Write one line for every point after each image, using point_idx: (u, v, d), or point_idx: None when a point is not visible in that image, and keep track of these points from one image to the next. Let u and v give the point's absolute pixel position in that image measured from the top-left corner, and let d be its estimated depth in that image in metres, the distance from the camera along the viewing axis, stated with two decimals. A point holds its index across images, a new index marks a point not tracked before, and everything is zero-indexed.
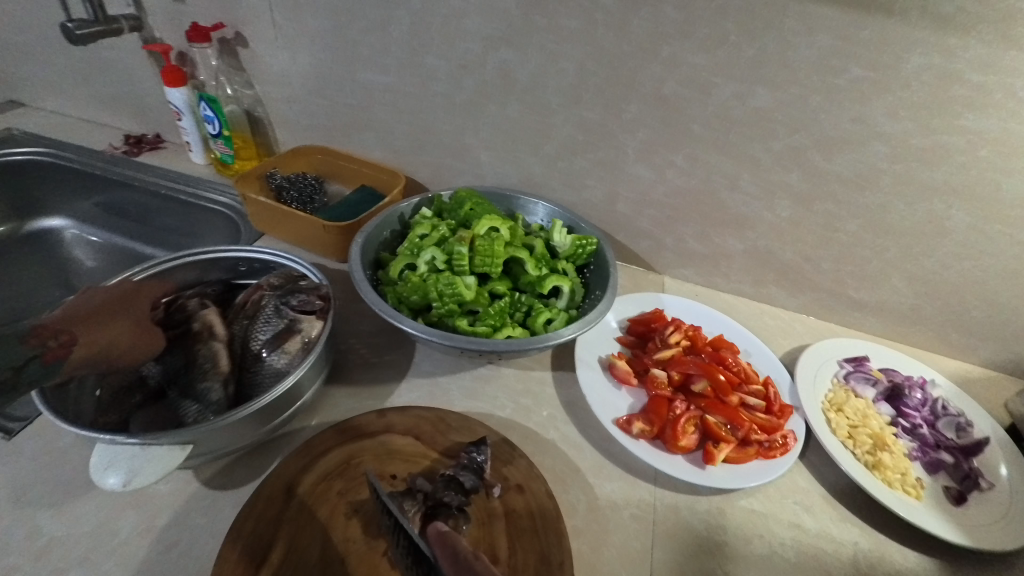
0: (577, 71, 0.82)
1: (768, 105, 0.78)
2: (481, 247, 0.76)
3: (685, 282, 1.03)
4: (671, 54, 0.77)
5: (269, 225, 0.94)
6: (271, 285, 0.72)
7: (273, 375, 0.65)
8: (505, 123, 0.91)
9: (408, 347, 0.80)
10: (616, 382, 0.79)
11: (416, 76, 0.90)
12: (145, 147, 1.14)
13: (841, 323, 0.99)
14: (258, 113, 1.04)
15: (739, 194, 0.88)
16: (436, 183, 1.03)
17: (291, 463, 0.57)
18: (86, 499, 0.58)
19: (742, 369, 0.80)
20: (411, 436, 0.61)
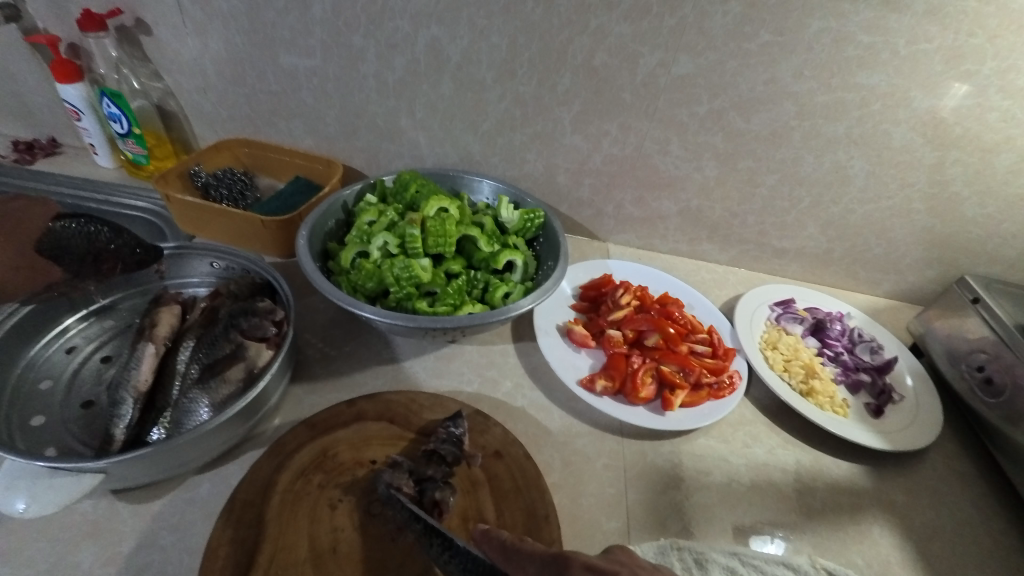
0: (508, 46, 0.82)
1: (691, 71, 0.82)
2: (434, 227, 0.76)
3: (627, 246, 1.08)
4: (599, 25, 0.79)
5: (199, 225, 0.89)
6: (231, 294, 0.69)
7: (211, 406, 0.60)
8: (440, 103, 0.90)
9: (366, 335, 0.79)
10: (575, 345, 0.83)
11: (342, 59, 0.87)
12: (39, 153, 1.02)
13: (767, 270, 1.09)
14: (170, 107, 0.97)
15: (670, 158, 0.93)
16: (373, 169, 1.00)
17: (264, 465, 0.56)
18: (34, 537, 0.53)
19: (688, 320, 0.86)
20: (385, 420, 0.61)
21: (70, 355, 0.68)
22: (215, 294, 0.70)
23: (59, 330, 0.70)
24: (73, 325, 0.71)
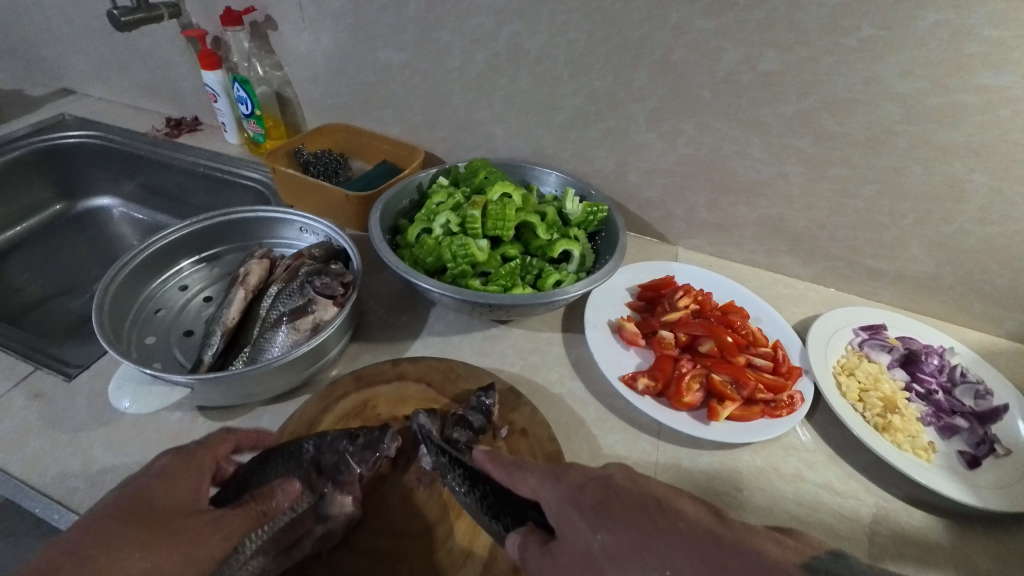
0: (586, 41, 0.84)
1: (777, 68, 0.78)
2: (493, 211, 0.79)
3: (697, 252, 1.03)
4: (679, 20, 0.78)
5: (297, 197, 1.00)
6: (312, 256, 0.77)
7: (280, 349, 0.68)
8: (517, 96, 0.93)
9: (423, 308, 0.84)
10: (624, 343, 0.81)
11: (431, 52, 0.93)
12: (184, 130, 1.21)
13: (857, 292, 0.98)
14: (286, 94, 1.10)
15: (749, 161, 0.88)
16: (451, 158, 1.06)
17: (312, 405, 0.62)
18: (132, 435, 0.63)
19: (750, 331, 0.81)
20: (423, 383, 0.65)
21: (182, 293, 0.80)
22: (300, 255, 0.77)
23: (175, 270, 0.80)
24: (187, 266, 0.82)
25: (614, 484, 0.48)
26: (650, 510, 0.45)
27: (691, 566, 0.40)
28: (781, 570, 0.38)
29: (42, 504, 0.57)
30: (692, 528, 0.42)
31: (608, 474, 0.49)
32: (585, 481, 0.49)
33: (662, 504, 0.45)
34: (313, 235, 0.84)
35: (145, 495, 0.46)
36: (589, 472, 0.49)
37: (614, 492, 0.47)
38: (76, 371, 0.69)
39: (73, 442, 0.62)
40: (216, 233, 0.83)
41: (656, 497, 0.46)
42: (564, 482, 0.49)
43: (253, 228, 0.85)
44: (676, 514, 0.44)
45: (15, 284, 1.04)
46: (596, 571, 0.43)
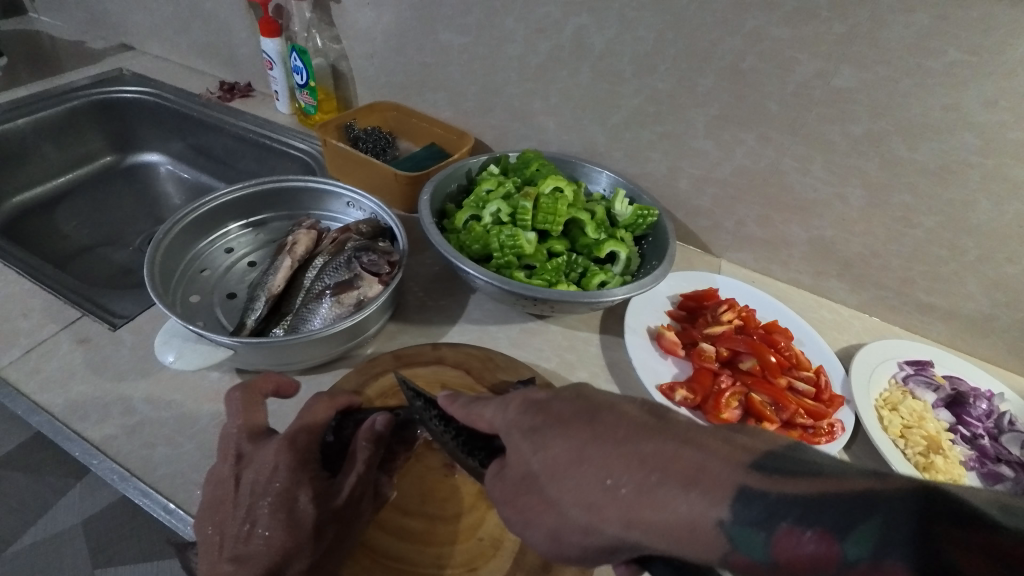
0: (655, 40, 0.82)
1: (853, 85, 0.75)
2: (545, 204, 0.77)
3: (741, 267, 1.01)
4: (755, 27, 0.75)
5: (344, 172, 1.00)
6: (359, 232, 0.77)
7: (322, 321, 0.67)
8: (575, 90, 0.92)
9: (461, 294, 0.83)
10: (661, 351, 0.79)
11: (493, 38, 0.92)
12: (237, 95, 1.21)
13: (903, 325, 0.95)
14: (341, 68, 1.10)
15: (809, 179, 0.86)
16: (499, 147, 1.05)
17: (351, 378, 0.61)
18: (172, 389, 0.64)
19: (794, 353, 0.78)
20: (461, 369, 0.64)
21: (227, 256, 0.80)
22: (347, 230, 0.77)
23: (223, 232, 0.81)
24: (234, 229, 0.82)
25: (558, 403, 0.46)
26: (590, 416, 0.43)
27: (622, 466, 0.38)
28: (711, 460, 0.35)
29: (82, 448, 0.57)
30: (626, 427, 0.40)
31: (557, 396, 0.46)
32: (530, 407, 0.47)
33: (605, 409, 0.43)
34: (359, 211, 0.84)
35: (293, 501, 0.48)
36: (535, 397, 0.48)
37: (556, 408, 0.45)
38: (120, 321, 0.70)
39: (115, 389, 0.63)
40: (265, 200, 0.83)
41: (602, 403, 0.44)
42: (510, 412, 0.48)
43: (301, 198, 0.85)
44: (611, 414, 0.42)
45: (64, 231, 1.07)
46: (536, 484, 0.44)
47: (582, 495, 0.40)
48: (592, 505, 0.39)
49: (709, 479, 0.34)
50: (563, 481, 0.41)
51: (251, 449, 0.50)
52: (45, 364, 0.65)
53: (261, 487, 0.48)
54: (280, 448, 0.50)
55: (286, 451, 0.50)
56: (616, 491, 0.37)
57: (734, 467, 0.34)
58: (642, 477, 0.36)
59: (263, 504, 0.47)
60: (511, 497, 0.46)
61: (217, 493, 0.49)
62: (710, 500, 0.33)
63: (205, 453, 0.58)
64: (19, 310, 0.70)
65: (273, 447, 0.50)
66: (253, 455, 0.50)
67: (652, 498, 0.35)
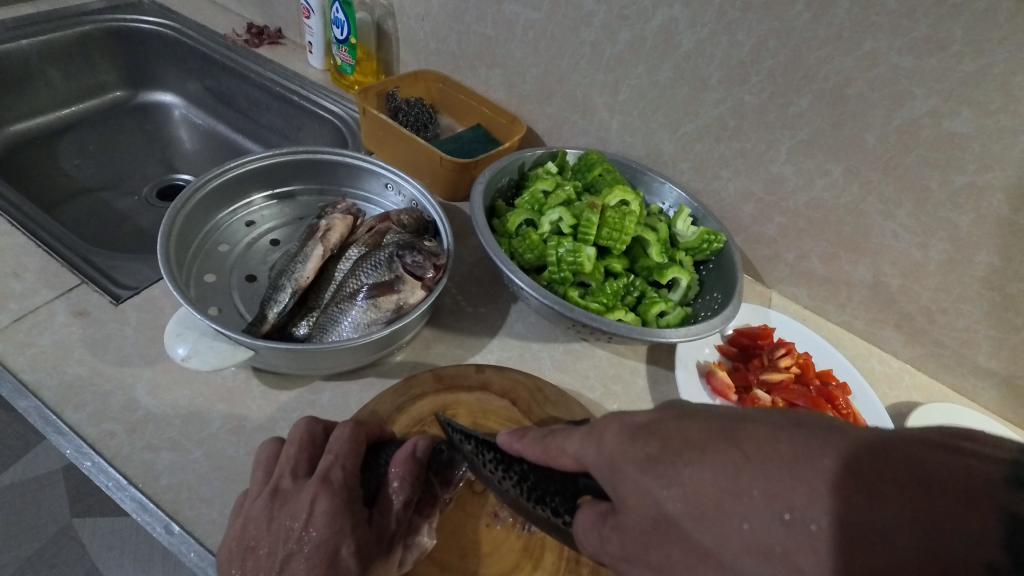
0: (754, 47, 0.73)
1: (967, 131, 0.67)
2: (612, 219, 0.70)
3: (792, 301, 0.95)
4: (873, 49, 0.67)
5: (382, 145, 0.90)
6: (400, 223, 0.68)
7: (354, 326, 0.60)
8: (650, 90, 0.83)
9: (503, 302, 0.76)
10: (711, 392, 0.73)
11: (566, 18, 0.83)
12: (266, 41, 1.09)
13: (955, 389, 0.89)
14: (387, 27, 0.99)
15: (890, 224, 0.79)
16: (552, 138, 0.96)
17: (387, 400, 0.55)
18: (182, 383, 0.57)
19: (852, 412, 0.72)
20: (508, 400, 0.58)
21: (248, 230, 0.72)
22: (387, 218, 0.69)
23: (246, 202, 0.72)
24: (258, 199, 0.73)
25: (671, 424, 0.38)
26: (728, 436, 0.35)
27: (805, 496, 0.30)
28: (939, 471, 0.28)
29: (74, 445, 0.50)
30: (791, 443, 0.33)
31: (659, 418, 0.39)
32: (632, 432, 0.39)
33: (745, 420, 0.35)
34: (398, 195, 0.75)
35: (334, 552, 0.42)
36: (635, 421, 0.40)
37: (674, 427, 0.37)
38: (125, 295, 0.62)
39: (117, 375, 0.56)
40: (296, 170, 0.74)
41: (740, 414, 0.36)
42: (606, 440, 0.40)
43: (335, 173, 0.76)
44: (756, 427, 0.34)
45: (64, 169, 0.98)
46: (675, 530, 0.35)
47: (754, 538, 0.31)
48: (772, 554, 0.31)
49: (949, 510, 0.27)
50: (717, 522, 0.33)
51: (288, 486, 0.45)
52: (37, 336, 0.57)
53: (295, 539, 0.42)
54: (317, 487, 0.44)
55: (323, 492, 0.44)
56: (806, 528, 0.30)
57: (980, 482, 0.27)
58: (844, 510, 0.29)
59: (300, 558, 0.41)
60: (636, 551, 0.38)
61: (248, 536, 0.43)
62: (964, 540, 0.26)
63: (215, 464, 0.52)
64: (12, 268, 0.62)
65: (310, 491, 0.44)
66: (289, 494, 0.44)
67: (869, 530, 0.28)
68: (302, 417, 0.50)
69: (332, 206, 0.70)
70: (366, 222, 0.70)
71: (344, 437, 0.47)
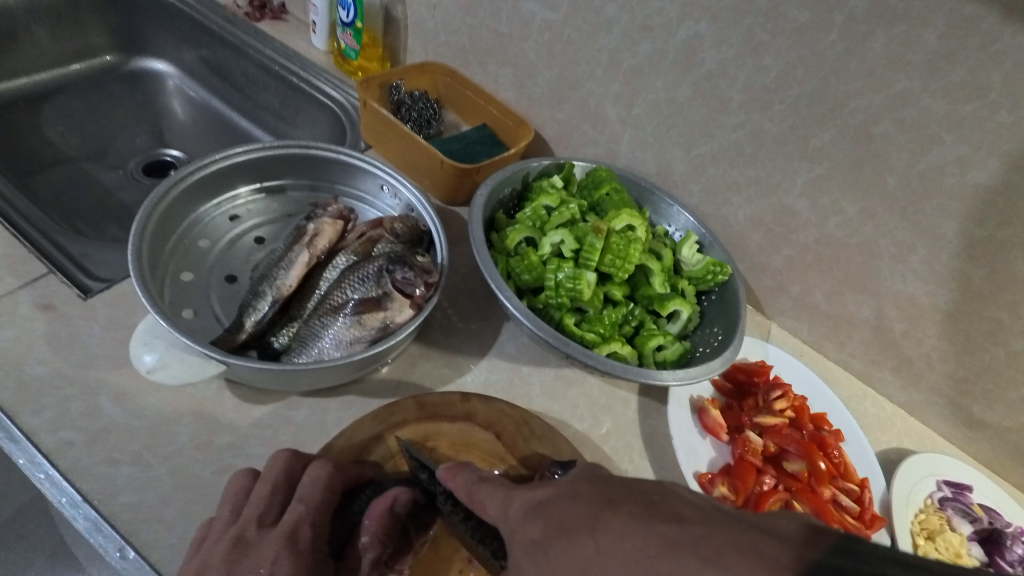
0: (780, 73, 0.69)
1: (993, 183, 0.64)
2: (616, 245, 0.67)
3: (791, 335, 0.92)
4: (905, 89, 0.63)
5: (381, 141, 0.86)
6: (393, 231, 0.65)
7: (337, 342, 0.57)
8: (667, 106, 0.79)
9: (495, 319, 0.73)
10: (702, 429, 0.71)
11: (585, 23, 0.78)
12: (267, 15, 1.03)
13: (945, 436, 0.88)
14: (396, 12, 0.94)
15: (901, 269, 0.76)
16: (559, 146, 0.92)
17: (364, 425, 0.53)
18: (150, 390, 0.53)
19: (842, 462, 0.71)
20: (492, 433, 0.55)
21: (231, 225, 0.68)
22: (379, 224, 0.66)
23: (231, 195, 0.68)
24: (244, 192, 0.69)
25: (558, 501, 0.40)
26: (592, 523, 0.37)
27: None
28: None
29: (27, 455, 0.48)
30: (638, 539, 0.35)
31: (558, 491, 0.41)
32: (531, 509, 0.41)
33: (608, 511, 0.37)
34: (395, 198, 0.71)
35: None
36: (535, 497, 0.42)
37: (558, 505, 0.39)
38: (96, 289, 0.59)
39: (80, 378, 0.52)
40: (286, 164, 0.70)
41: (610, 499, 0.38)
42: (510, 513, 0.42)
43: (328, 170, 0.72)
44: (616, 518, 0.37)
45: (44, 136, 0.93)
46: None
47: None
48: None
49: None
50: None
51: (252, 535, 0.43)
52: None
53: None
54: (282, 545, 0.42)
55: (287, 551, 0.42)
56: None
57: None
58: None
59: None
60: None
61: None
62: None
63: (179, 483, 0.49)
64: None
65: (275, 552, 0.41)
66: (252, 545, 0.42)
67: None
68: (284, 449, 0.48)
69: (322, 207, 0.67)
70: (356, 227, 0.67)
71: (316, 482, 0.46)
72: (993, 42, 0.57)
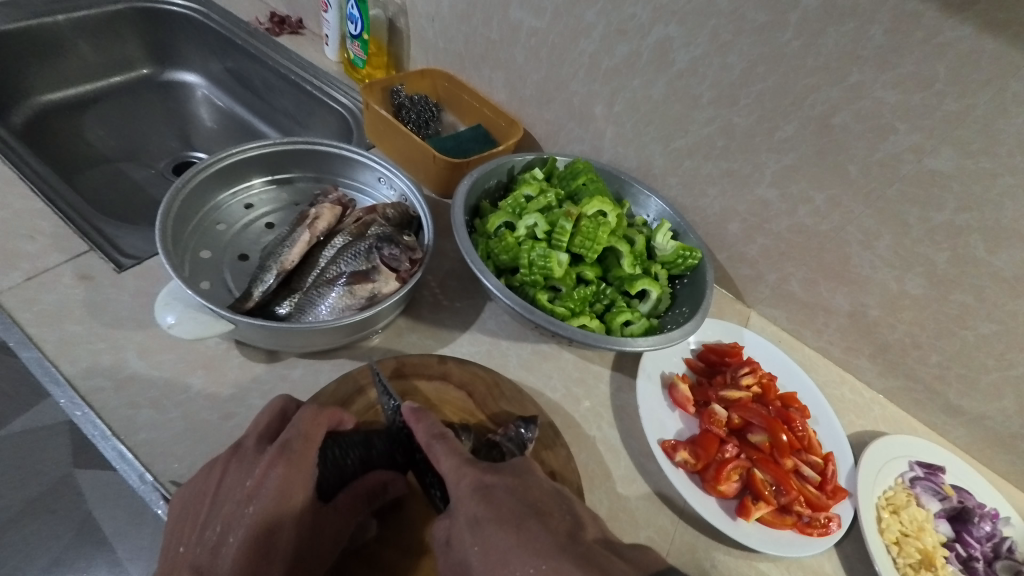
0: (743, 70, 0.74)
1: (947, 169, 0.68)
2: (586, 228, 0.73)
3: (771, 323, 0.96)
4: (858, 81, 0.68)
5: (382, 138, 0.94)
6: (385, 216, 0.72)
7: (330, 310, 0.64)
8: (643, 104, 0.85)
9: (478, 299, 0.79)
10: (671, 403, 0.76)
11: (567, 28, 0.85)
12: (286, 29, 1.14)
13: (925, 423, 0.89)
14: (400, 24, 1.03)
15: (869, 256, 0.79)
16: (548, 144, 0.99)
17: (353, 378, 0.61)
18: (169, 348, 0.62)
19: (806, 436, 0.74)
20: (464, 391, 0.62)
21: (245, 212, 0.77)
22: (373, 210, 0.73)
23: (245, 185, 0.77)
24: (258, 184, 0.78)
25: (501, 491, 0.49)
26: (516, 522, 0.46)
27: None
28: None
29: (67, 396, 0.56)
30: (543, 543, 0.44)
31: (502, 483, 0.49)
32: (480, 490, 0.49)
33: (531, 515, 0.47)
34: (390, 189, 0.79)
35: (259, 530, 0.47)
36: (485, 480, 0.49)
37: (498, 496, 0.48)
38: (127, 264, 0.67)
39: (110, 336, 0.61)
40: (294, 158, 0.79)
41: (533, 507, 0.48)
42: (461, 487, 0.50)
43: (331, 164, 0.80)
44: (536, 524, 0.46)
45: (89, 139, 1.04)
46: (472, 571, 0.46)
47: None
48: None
49: None
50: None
51: (251, 446, 0.51)
52: (43, 295, 0.62)
53: (243, 498, 0.48)
54: (274, 454, 0.49)
55: (280, 459, 0.49)
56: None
57: None
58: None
59: (242, 518, 0.47)
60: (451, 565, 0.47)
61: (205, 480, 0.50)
62: None
63: (190, 424, 0.57)
64: (26, 230, 0.68)
65: (268, 461, 0.49)
66: (250, 452, 0.51)
67: None
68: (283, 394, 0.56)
69: (324, 195, 0.75)
70: (354, 212, 0.74)
71: (317, 422, 0.52)
72: (934, 35, 0.61)
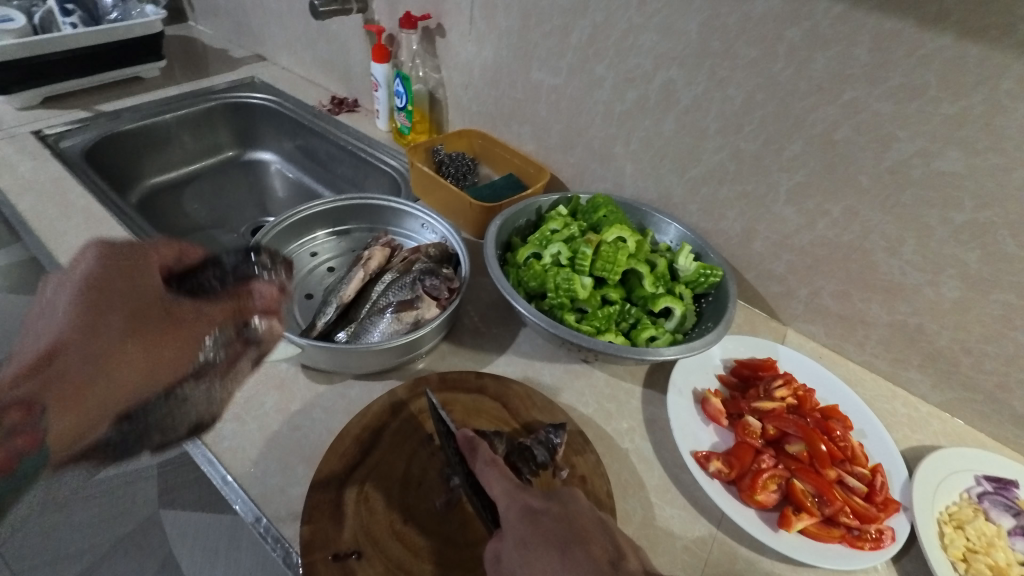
0: (744, 100, 0.81)
1: (957, 169, 0.70)
2: (606, 252, 0.80)
3: (809, 339, 0.96)
4: (853, 98, 0.73)
5: (425, 191, 1.07)
6: (427, 254, 0.82)
7: (381, 334, 0.73)
8: (657, 140, 0.92)
9: (514, 325, 0.87)
10: (705, 417, 0.77)
11: (582, 82, 0.96)
12: (344, 109, 1.33)
13: (994, 437, 0.84)
14: (438, 94, 1.19)
15: (898, 262, 0.80)
16: (575, 184, 1.08)
17: (399, 391, 0.70)
18: None
19: (849, 446, 0.73)
20: (499, 402, 0.69)
21: (311, 259, 0.89)
22: (418, 251, 0.83)
23: (311, 237, 0.90)
24: (321, 235, 0.91)
25: (547, 517, 0.53)
26: (562, 548, 0.51)
27: None
28: None
29: None
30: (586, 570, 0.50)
31: (548, 510, 0.54)
32: (528, 516, 0.53)
33: (575, 542, 0.52)
34: (432, 233, 0.90)
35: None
36: (532, 507, 0.54)
37: (547, 525, 0.52)
38: None
39: None
40: (351, 211, 0.92)
41: (576, 533, 0.52)
42: (509, 511, 0.53)
43: (382, 215, 0.92)
44: (581, 553, 0.51)
45: (186, 211, 1.25)
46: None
47: None
48: None
49: None
50: None
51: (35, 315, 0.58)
52: None
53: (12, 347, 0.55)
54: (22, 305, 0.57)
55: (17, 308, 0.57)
56: None
57: None
58: None
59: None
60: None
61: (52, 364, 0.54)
62: None
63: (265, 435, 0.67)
64: None
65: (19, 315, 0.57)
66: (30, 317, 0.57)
67: None
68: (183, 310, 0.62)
69: (376, 240, 0.86)
70: (401, 253, 0.85)
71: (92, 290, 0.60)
72: (917, 49, 0.66)
